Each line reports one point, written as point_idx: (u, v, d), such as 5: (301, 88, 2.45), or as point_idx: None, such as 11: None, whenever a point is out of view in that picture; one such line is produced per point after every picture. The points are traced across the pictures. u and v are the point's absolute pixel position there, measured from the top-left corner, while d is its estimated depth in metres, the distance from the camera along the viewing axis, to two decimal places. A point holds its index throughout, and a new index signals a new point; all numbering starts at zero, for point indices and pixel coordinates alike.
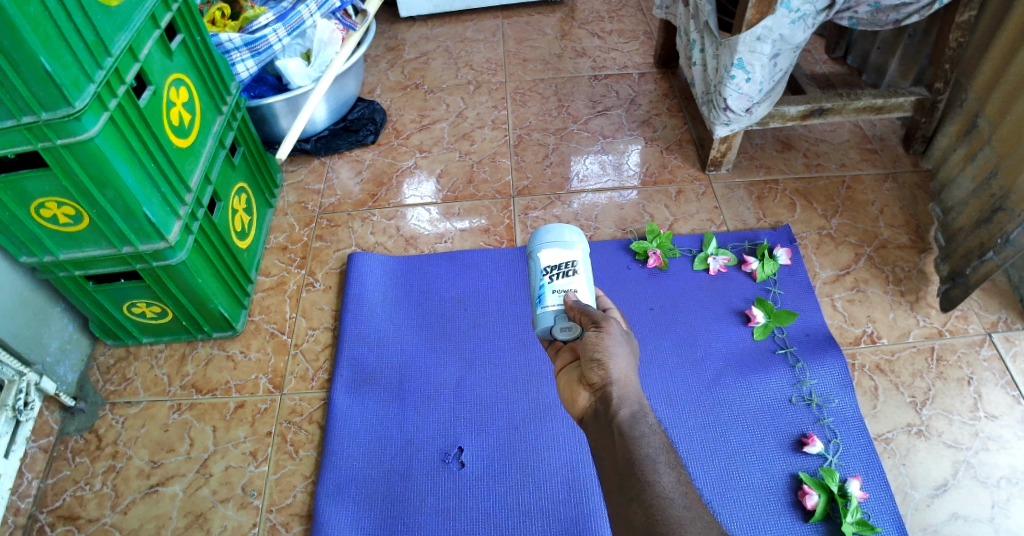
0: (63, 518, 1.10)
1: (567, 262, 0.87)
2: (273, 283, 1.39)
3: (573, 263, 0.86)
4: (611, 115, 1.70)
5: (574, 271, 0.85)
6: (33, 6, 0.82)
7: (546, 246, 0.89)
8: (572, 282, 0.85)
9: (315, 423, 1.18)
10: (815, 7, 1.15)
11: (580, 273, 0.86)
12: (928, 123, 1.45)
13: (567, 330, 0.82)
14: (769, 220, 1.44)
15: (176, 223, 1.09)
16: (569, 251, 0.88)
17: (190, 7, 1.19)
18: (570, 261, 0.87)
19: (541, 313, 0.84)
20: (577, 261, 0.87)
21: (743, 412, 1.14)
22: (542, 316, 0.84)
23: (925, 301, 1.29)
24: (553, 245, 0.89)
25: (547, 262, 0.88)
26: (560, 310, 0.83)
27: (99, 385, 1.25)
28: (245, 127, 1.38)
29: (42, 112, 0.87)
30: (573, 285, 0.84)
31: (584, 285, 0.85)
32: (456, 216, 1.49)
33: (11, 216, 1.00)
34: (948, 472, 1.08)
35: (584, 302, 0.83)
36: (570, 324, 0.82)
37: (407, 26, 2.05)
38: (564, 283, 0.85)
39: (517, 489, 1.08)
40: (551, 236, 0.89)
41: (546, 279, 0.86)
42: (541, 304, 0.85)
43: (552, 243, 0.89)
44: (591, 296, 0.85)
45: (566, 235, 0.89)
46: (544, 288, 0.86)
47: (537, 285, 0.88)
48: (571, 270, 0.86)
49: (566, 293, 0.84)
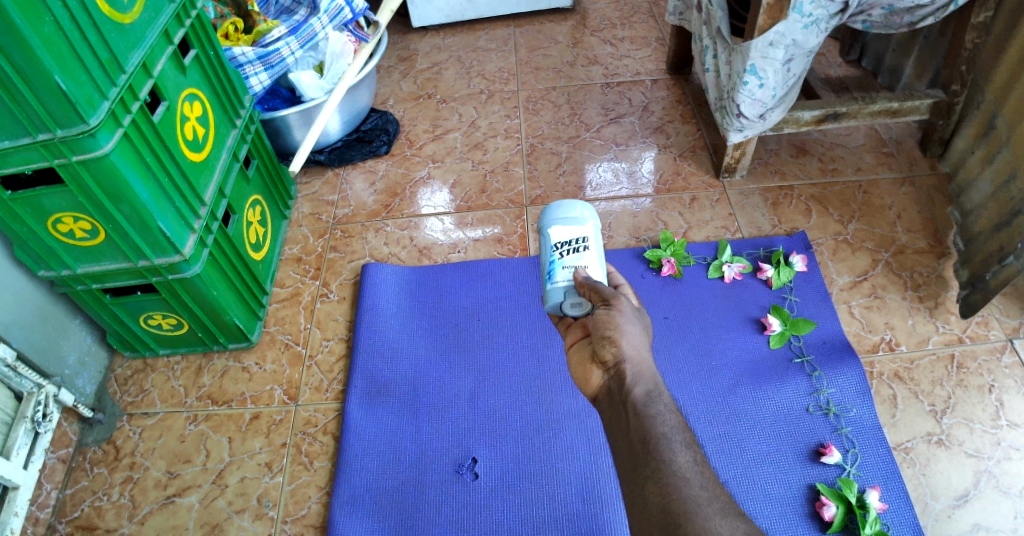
0: (82, 529, 1.11)
1: (579, 239, 0.87)
2: (288, 294, 1.40)
3: (584, 240, 0.86)
4: (624, 122, 1.69)
5: (585, 248, 0.85)
6: (47, 26, 0.83)
7: (557, 222, 0.88)
8: (583, 258, 0.85)
9: (329, 434, 1.19)
10: (828, 11, 1.14)
11: (592, 250, 0.85)
12: (945, 125, 1.44)
13: (577, 305, 0.82)
14: (785, 227, 1.43)
15: (191, 236, 1.10)
16: (580, 227, 0.88)
17: (203, 22, 1.20)
18: (581, 238, 0.86)
19: (551, 289, 0.85)
20: (589, 237, 0.87)
21: (760, 422, 1.13)
22: (551, 292, 0.84)
23: (944, 307, 1.27)
24: (564, 221, 0.89)
25: (558, 239, 0.87)
26: (570, 285, 0.83)
27: (117, 397, 1.27)
28: (260, 140, 1.40)
29: (57, 130, 0.89)
30: (584, 261, 0.84)
31: (595, 261, 0.84)
32: (470, 225, 1.49)
33: (30, 231, 1.02)
34: (970, 481, 1.06)
35: (595, 278, 0.83)
36: (580, 301, 0.82)
37: (420, 36, 2.06)
38: (574, 259, 0.85)
39: (533, 499, 1.07)
40: (560, 212, 0.89)
41: (557, 256, 0.86)
42: (551, 280, 0.85)
43: (563, 219, 0.89)
44: (603, 272, 0.85)
45: (577, 211, 0.89)
46: (554, 264, 0.86)
47: (547, 261, 0.87)
48: (583, 247, 0.86)
49: (575, 269, 0.84)
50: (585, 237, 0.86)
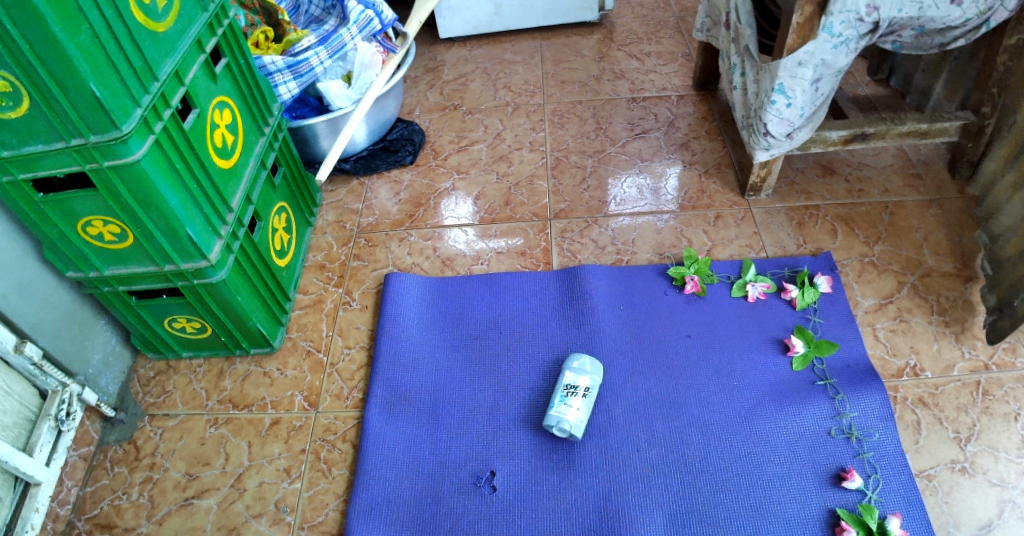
0: (101, 527, 1.12)
1: (577, 385, 1.15)
2: (311, 301, 1.41)
3: (582, 385, 1.15)
4: (650, 138, 1.69)
5: (578, 395, 1.13)
6: (85, 35, 0.85)
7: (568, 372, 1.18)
8: (576, 400, 1.13)
9: (348, 442, 1.19)
10: (858, 32, 1.13)
11: (581, 397, 1.13)
12: (974, 148, 1.42)
13: (562, 430, 1.13)
14: (810, 247, 1.41)
15: (217, 242, 1.11)
16: (579, 380, 1.16)
17: (235, 31, 1.22)
18: (580, 384, 1.15)
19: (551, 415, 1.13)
20: (584, 386, 1.15)
21: (780, 443, 1.12)
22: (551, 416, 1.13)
23: (971, 332, 1.25)
24: (572, 373, 1.17)
25: (566, 382, 1.16)
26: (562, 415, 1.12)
27: (140, 398, 1.28)
28: (287, 148, 1.41)
29: (91, 136, 0.90)
30: (575, 403, 1.13)
31: (580, 407, 1.12)
32: (493, 237, 1.50)
33: (61, 234, 1.04)
34: (993, 511, 1.04)
35: (576, 415, 1.11)
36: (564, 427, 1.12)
37: (447, 47, 2.07)
38: (570, 399, 1.13)
39: (549, 515, 1.06)
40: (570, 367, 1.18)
41: (563, 393, 1.14)
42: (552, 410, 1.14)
43: (570, 374, 1.17)
44: (584, 415, 1.12)
45: (580, 367, 1.18)
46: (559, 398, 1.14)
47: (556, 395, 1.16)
48: (577, 393, 1.14)
49: (571, 406, 1.12)
50: (581, 386, 1.14)
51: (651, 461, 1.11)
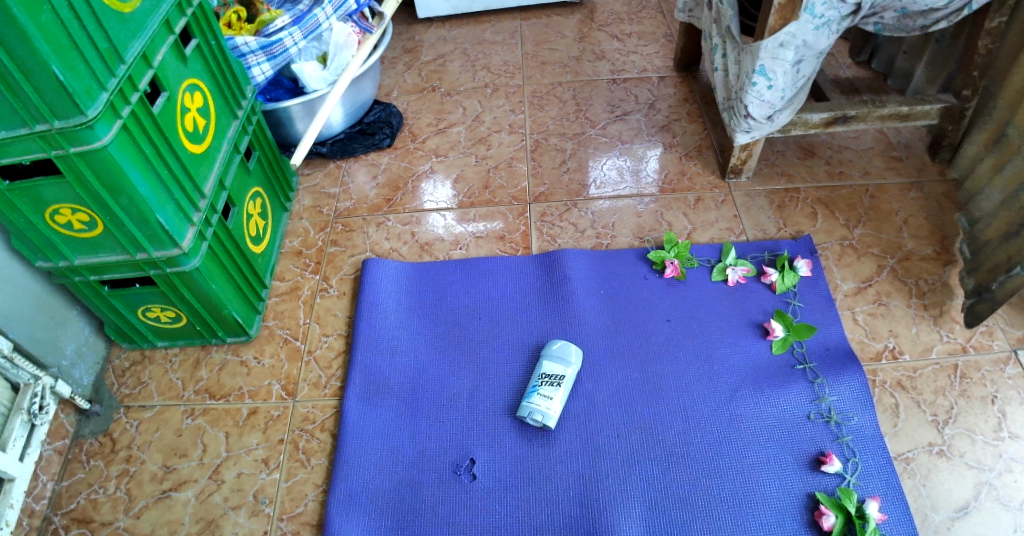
0: (78, 521, 1.11)
1: (558, 375, 1.14)
2: (288, 287, 1.39)
3: (562, 376, 1.14)
4: (631, 120, 1.67)
5: (558, 386, 1.13)
6: (45, 16, 0.82)
7: (551, 359, 1.17)
8: (554, 390, 1.13)
9: (327, 431, 1.18)
10: (840, 12, 1.12)
11: (561, 388, 1.13)
12: (955, 131, 1.43)
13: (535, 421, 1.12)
14: (791, 230, 1.41)
15: (190, 230, 1.09)
16: (562, 369, 1.15)
17: (206, 11, 1.18)
18: (561, 375, 1.14)
19: (526, 403, 1.13)
20: (566, 377, 1.14)
21: (759, 428, 1.12)
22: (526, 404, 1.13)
23: (949, 316, 1.26)
24: (555, 360, 1.17)
25: (547, 371, 1.16)
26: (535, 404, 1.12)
27: (115, 389, 1.26)
28: (261, 131, 1.38)
29: (55, 121, 0.87)
30: (553, 393, 1.12)
31: (557, 398, 1.12)
32: (473, 221, 1.48)
33: (28, 223, 1.01)
34: (970, 493, 1.05)
35: (551, 405, 1.11)
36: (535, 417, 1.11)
37: (425, 27, 2.03)
38: (548, 389, 1.13)
39: (529, 502, 1.06)
40: (554, 354, 1.18)
41: (541, 382, 1.14)
42: (528, 398, 1.14)
43: (553, 361, 1.17)
44: (560, 407, 1.12)
45: (567, 356, 1.17)
46: (536, 387, 1.14)
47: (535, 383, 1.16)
48: (557, 383, 1.13)
49: (547, 396, 1.12)
50: (562, 376, 1.14)
51: (632, 447, 1.11)
